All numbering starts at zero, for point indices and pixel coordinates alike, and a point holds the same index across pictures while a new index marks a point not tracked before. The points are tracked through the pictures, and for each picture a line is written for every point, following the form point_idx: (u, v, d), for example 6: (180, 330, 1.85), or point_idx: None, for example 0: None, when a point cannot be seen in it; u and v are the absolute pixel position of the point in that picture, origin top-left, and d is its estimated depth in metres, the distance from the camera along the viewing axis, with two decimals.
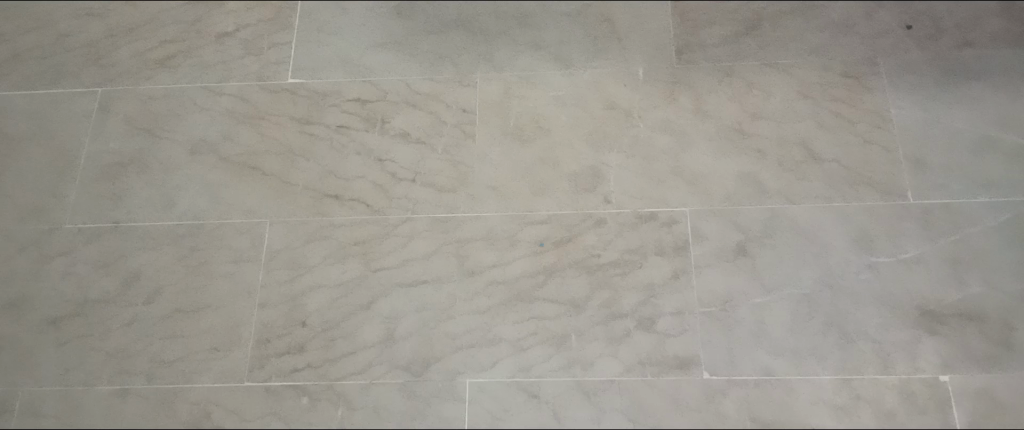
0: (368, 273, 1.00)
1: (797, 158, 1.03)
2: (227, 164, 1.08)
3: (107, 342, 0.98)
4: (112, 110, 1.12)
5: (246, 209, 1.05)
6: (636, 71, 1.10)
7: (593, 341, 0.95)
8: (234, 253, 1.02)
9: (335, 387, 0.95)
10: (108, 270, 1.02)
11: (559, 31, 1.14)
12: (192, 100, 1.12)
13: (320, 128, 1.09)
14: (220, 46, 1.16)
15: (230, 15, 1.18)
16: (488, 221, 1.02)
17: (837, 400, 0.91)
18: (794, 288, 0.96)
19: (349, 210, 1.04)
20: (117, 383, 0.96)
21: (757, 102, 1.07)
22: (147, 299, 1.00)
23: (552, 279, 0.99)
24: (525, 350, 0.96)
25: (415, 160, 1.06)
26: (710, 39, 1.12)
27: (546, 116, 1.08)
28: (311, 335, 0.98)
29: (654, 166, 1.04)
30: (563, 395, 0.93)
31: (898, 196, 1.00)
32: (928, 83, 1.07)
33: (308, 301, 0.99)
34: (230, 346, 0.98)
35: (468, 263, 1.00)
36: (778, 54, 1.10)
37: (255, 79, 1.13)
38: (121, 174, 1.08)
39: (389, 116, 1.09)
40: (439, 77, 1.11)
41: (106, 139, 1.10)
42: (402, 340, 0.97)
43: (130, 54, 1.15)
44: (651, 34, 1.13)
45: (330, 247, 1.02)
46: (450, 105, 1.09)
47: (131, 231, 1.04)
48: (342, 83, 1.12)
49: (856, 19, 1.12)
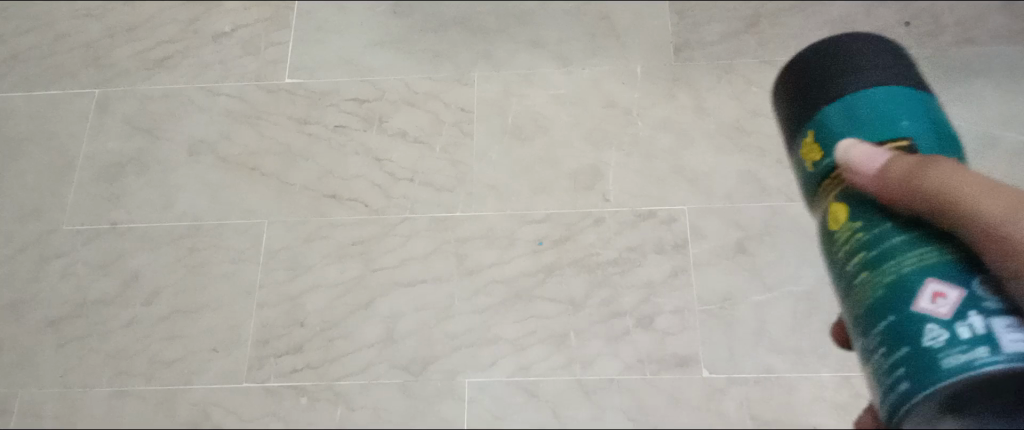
0: (368, 273, 1.00)
1: None
2: (226, 164, 1.08)
3: (106, 343, 0.98)
4: (110, 110, 1.11)
5: (245, 209, 1.04)
6: (636, 69, 1.10)
7: (594, 340, 0.95)
8: (233, 253, 1.02)
9: (334, 387, 0.95)
10: (107, 271, 1.02)
11: (558, 29, 1.14)
12: (191, 101, 1.12)
13: (319, 127, 1.09)
14: (218, 45, 1.15)
15: (229, 15, 1.18)
16: (487, 220, 1.02)
17: (839, 398, 0.91)
18: (794, 286, 0.96)
19: (348, 209, 1.04)
20: (116, 384, 0.96)
21: (758, 100, 1.07)
22: (146, 299, 1.00)
23: (552, 278, 0.98)
24: (525, 350, 0.95)
25: (414, 159, 1.06)
26: (710, 37, 1.11)
27: (545, 115, 1.08)
28: (310, 335, 0.98)
29: (654, 164, 1.04)
30: (563, 394, 0.93)
31: None
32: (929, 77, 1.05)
33: (307, 301, 0.99)
34: (230, 347, 0.97)
35: (468, 262, 1.00)
36: (778, 52, 1.10)
37: (253, 79, 1.13)
38: (120, 175, 1.07)
39: (388, 115, 1.09)
40: (438, 76, 1.11)
41: (104, 139, 1.10)
42: (402, 340, 0.97)
43: (129, 54, 1.15)
44: (650, 32, 1.12)
45: (329, 247, 1.02)
46: (448, 104, 1.09)
47: (130, 232, 1.04)
48: (340, 82, 1.12)
49: (857, 17, 1.12)
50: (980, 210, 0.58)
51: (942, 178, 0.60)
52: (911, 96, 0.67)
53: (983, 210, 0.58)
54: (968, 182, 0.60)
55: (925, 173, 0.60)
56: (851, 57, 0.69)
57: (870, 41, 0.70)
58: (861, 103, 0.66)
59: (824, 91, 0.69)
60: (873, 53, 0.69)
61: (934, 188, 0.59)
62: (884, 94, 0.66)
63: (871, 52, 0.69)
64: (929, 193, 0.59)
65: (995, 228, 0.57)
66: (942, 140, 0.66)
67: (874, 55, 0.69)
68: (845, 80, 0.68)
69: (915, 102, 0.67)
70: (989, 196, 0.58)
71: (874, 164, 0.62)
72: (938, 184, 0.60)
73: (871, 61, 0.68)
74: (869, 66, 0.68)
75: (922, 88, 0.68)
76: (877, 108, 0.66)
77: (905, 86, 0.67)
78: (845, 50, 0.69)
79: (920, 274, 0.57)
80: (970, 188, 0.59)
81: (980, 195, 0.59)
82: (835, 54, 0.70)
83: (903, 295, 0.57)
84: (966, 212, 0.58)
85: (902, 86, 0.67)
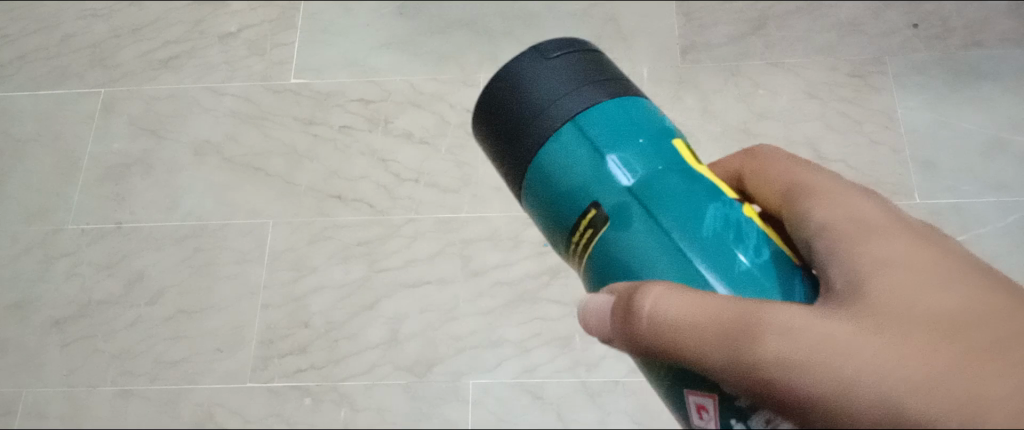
0: (372, 274, 1.00)
1: (805, 158, 1.03)
2: (231, 164, 1.08)
3: (111, 343, 0.99)
4: (116, 111, 1.11)
5: (250, 209, 1.04)
6: (642, 71, 1.09)
7: (599, 343, 0.95)
8: (238, 254, 1.02)
9: (339, 388, 0.95)
10: (112, 272, 1.02)
11: (564, 30, 1.13)
12: (197, 101, 1.12)
13: (324, 128, 1.09)
14: (224, 46, 1.15)
15: (234, 16, 1.17)
16: (492, 222, 1.01)
17: None
18: None
19: (354, 210, 1.03)
20: (121, 384, 0.97)
21: (764, 103, 1.06)
22: (150, 300, 1.00)
23: (557, 280, 0.98)
24: (530, 352, 0.95)
25: (418, 160, 1.06)
26: (717, 39, 1.11)
27: None
28: (314, 336, 0.97)
29: None
30: (568, 397, 0.93)
31: (905, 197, 1.00)
32: (935, 81, 1.06)
33: (312, 302, 0.99)
34: (233, 347, 0.97)
35: (473, 264, 1.00)
36: (786, 54, 1.09)
37: (258, 79, 1.12)
38: (125, 176, 1.08)
39: (393, 117, 1.09)
40: (444, 77, 1.11)
41: (109, 140, 1.10)
42: (407, 341, 0.96)
43: (134, 55, 1.14)
44: (657, 34, 1.12)
45: (335, 248, 1.02)
46: (453, 106, 1.09)
47: (136, 232, 1.04)
48: (345, 83, 1.11)
49: (865, 18, 1.11)
50: (699, 356, 0.41)
51: (652, 320, 0.42)
52: (584, 134, 0.50)
53: (703, 356, 0.40)
54: (687, 307, 0.41)
55: (636, 321, 0.43)
56: (515, 112, 0.53)
57: (519, 70, 0.53)
58: (542, 171, 0.51)
59: (508, 163, 0.54)
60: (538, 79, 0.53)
61: (652, 337, 0.42)
62: (572, 133, 0.51)
63: (533, 92, 0.52)
64: (657, 344, 0.42)
65: (741, 384, 0.39)
66: (650, 167, 0.49)
67: (529, 96, 0.52)
68: (530, 138, 0.52)
69: (590, 138, 0.50)
70: (702, 335, 0.40)
71: (604, 308, 0.46)
72: (659, 338, 0.42)
73: (531, 109, 0.52)
74: (532, 116, 0.52)
75: (598, 101, 0.51)
76: (560, 169, 0.51)
77: (572, 120, 0.51)
78: (504, 108, 0.53)
79: (679, 392, 0.44)
80: (695, 320, 0.41)
81: (704, 333, 0.40)
82: (500, 117, 0.54)
83: (681, 409, 0.44)
84: (696, 358, 0.41)
85: (567, 124, 0.51)
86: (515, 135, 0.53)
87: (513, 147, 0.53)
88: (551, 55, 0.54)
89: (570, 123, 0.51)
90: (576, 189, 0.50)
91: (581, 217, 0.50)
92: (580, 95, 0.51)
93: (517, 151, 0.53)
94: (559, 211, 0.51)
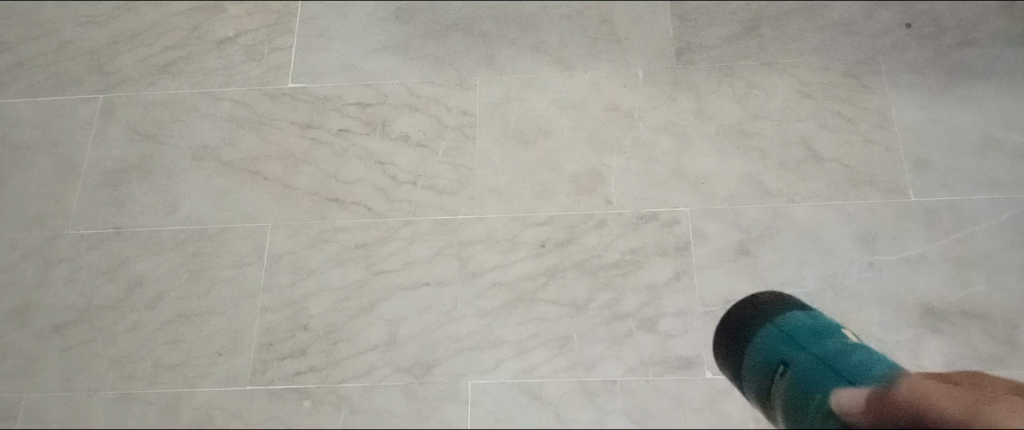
0: (370, 276, 1.01)
1: (799, 158, 1.03)
2: (228, 169, 1.08)
3: (111, 348, 0.99)
4: (115, 116, 1.12)
5: (248, 214, 1.05)
6: (637, 73, 1.10)
7: (596, 343, 0.96)
8: (237, 258, 1.03)
9: (338, 390, 0.95)
10: (111, 276, 1.02)
11: (560, 33, 1.14)
12: (195, 106, 1.12)
13: (322, 132, 1.09)
14: (221, 51, 1.16)
15: (231, 21, 1.18)
16: (489, 223, 1.02)
17: None
18: (798, 287, 0.97)
19: (352, 214, 1.04)
20: (120, 388, 0.96)
21: (758, 103, 1.07)
22: (150, 304, 1.01)
23: (554, 281, 0.99)
24: (528, 353, 0.96)
25: (416, 163, 1.06)
26: (711, 40, 1.12)
27: (546, 118, 1.08)
28: (313, 339, 0.98)
29: (656, 167, 1.04)
30: (567, 397, 0.94)
31: (900, 195, 1.00)
32: (928, 80, 1.07)
33: (311, 305, 1.00)
34: (233, 351, 0.98)
35: (470, 265, 1.00)
36: (779, 54, 1.10)
37: (255, 84, 1.13)
38: (124, 180, 1.08)
39: (390, 120, 1.09)
40: (441, 81, 1.11)
41: (108, 145, 1.10)
42: (406, 343, 0.97)
43: (132, 61, 1.15)
44: (651, 35, 1.12)
45: (333, 251, 1.02)
46: (450, 109, 1.09)
47: (135, 237, 1.04)
48: (342, 87, 1.12)
49: (857, 18, 1.12)
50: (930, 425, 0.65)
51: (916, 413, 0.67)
52: (781, 331, 0.83)
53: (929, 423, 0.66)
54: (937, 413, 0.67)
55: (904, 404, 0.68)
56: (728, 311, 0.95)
57: (740, 304, 0.94)
58: (756, 351, 0.83)
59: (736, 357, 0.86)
60: (756, 307, 0.92)
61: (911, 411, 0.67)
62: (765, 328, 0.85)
63: (749, 314, 0.91)
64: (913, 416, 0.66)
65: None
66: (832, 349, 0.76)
67: (737, 311, 0.93)
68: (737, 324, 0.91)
69: (793, 337, 0.80)
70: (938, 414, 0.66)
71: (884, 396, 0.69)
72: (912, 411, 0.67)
73: (735, 316, 0.92)
74: (741, 318, 0.91)
75: (802, 317, 0.84)
76: (768, 350, 0.81)
77: (767, 324, 0.86)
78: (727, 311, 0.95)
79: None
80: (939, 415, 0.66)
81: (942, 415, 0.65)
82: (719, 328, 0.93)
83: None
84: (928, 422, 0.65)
85: (767, 325, 0.85)
86: (734, 334, 0.89)
87: (728, 333, 0.90)
88: (767, 297, 0.94)
89: (771, 323, 0.85)
90: (773, 353, 0.80)
91: (776, 368, 0.78)
92: (778, 313, 0.88)
93: (732, 334, 0.90)
94: (753, 354, 0.83)
